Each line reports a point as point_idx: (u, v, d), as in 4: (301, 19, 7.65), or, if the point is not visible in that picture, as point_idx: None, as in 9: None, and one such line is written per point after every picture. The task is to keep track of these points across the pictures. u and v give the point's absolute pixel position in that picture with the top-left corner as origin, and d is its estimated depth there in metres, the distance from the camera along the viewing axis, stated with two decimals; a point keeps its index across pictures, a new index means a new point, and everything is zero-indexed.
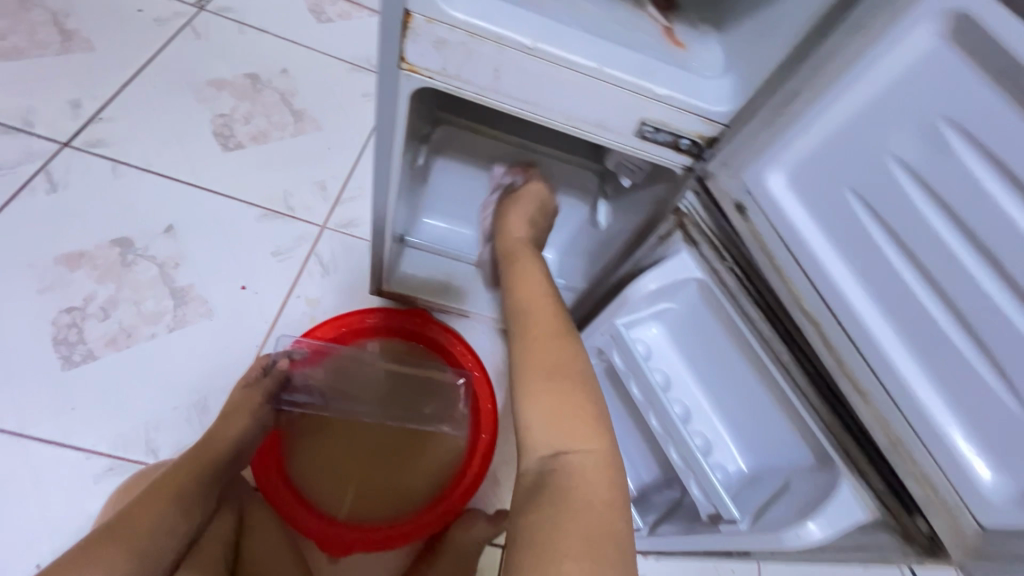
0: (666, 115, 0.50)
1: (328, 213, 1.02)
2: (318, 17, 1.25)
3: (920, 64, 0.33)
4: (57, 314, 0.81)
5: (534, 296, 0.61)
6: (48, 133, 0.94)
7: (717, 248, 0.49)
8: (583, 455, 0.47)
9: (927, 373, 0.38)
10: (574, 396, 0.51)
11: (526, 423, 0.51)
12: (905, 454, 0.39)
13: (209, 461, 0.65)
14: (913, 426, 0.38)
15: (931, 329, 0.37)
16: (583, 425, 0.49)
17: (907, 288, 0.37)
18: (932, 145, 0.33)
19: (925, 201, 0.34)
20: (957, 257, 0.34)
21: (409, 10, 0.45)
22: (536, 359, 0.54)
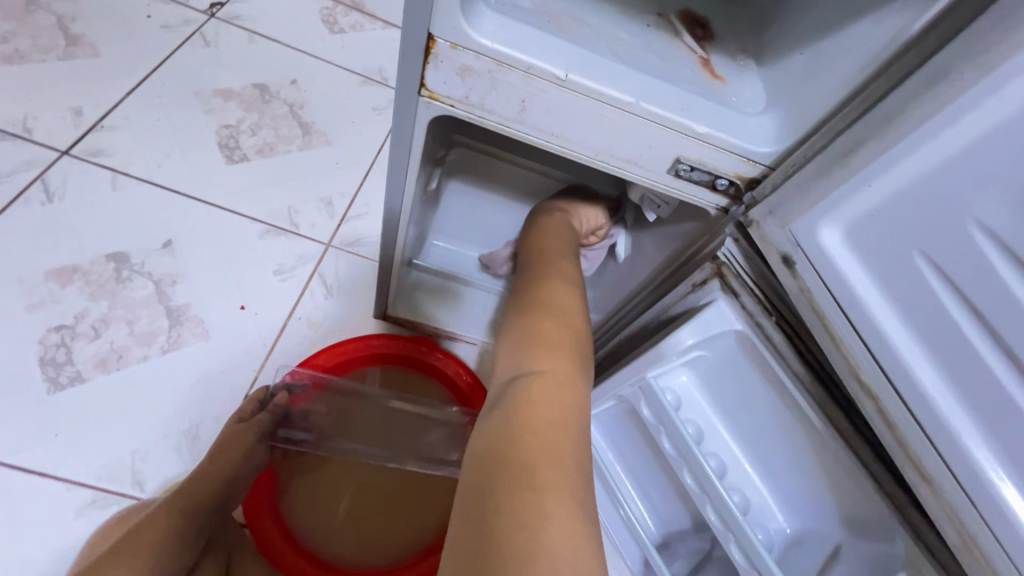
0: (704, 154, 0.46)
1: (334, 231, 0.98)
2: (329, 27, 1.22)
3: (1015, 122, 0.29)
4: (46, 332, 0.77)
5: (550, 258, 0.63)
6: (47, 141, 0.91)
7: (763, 301, 0.46)
8: (546, 380, 0.47)
9: (1004, 463, 0.35)
10: (559, 330, 0.52)
11: (505, 353, 0.53)
12: (978, 552, 0.36)
13: (164, 533, 0.60)
14: (985, 521, 0.36)
15: (1011, 415, 0.33)
16: (555, 358, 0.49)
17: (985, 368, 0.34)
18: (1023, 214, 0.30)
19: (1013, 275, 0.31)
20: None
21: (433, 35, 0.41)
22: (533, 298, 0.57)
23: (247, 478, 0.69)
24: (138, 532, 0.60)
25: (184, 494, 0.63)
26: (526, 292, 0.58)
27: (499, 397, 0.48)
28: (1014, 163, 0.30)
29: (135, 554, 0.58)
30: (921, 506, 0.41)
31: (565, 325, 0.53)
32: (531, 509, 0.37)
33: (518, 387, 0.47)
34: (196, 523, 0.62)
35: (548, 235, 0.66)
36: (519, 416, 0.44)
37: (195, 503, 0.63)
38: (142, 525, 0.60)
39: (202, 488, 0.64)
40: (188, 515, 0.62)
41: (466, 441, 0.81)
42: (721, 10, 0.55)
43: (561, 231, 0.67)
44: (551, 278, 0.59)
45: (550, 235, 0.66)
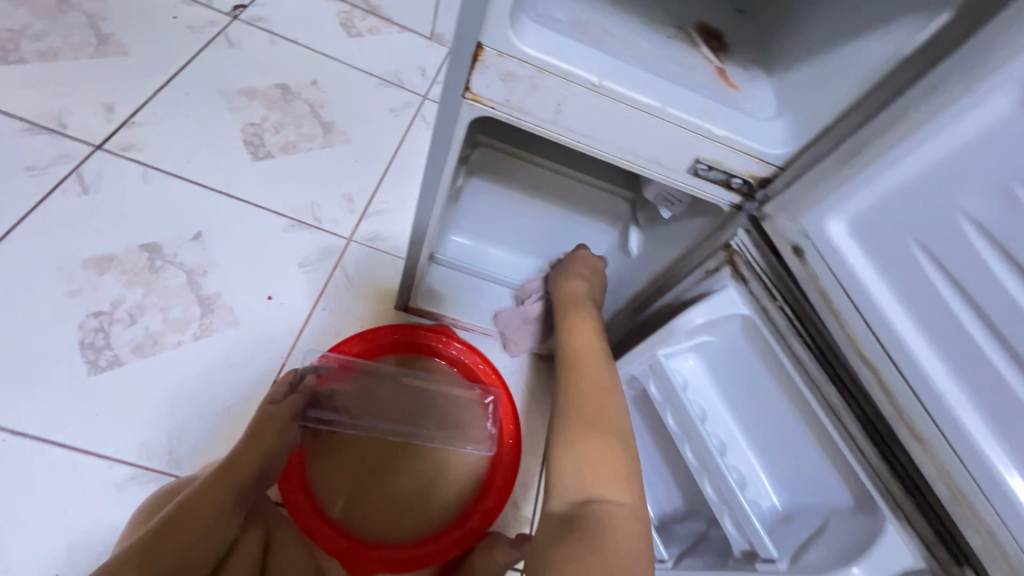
0: (721, 155, 0.50)
1: (355, 226, 1.02)
2: (348, 31, 1.27)
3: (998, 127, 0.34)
4: (85, 318, 0.81)
5: (585, 356, 0.65)
6: (82, 135, 0.95)
7: (768, 287, 0.50)
8: (617, 509, 0.49)
9: (989, 425, 0.39)
10: (610, 449, 0.54)
11: (557, 468, 0.53)
12: (967, 505, 0.40)
13: (218, 499, 0.64)
14: (973, 476, 0.40)
15: (993, 380, 0.38)
16: (619, 483, 0.51)
17: (972, 339, 0.38)
18: (1004, 206, 0.35)
19: (996, 259, 0.36)
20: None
21: (481, 44, 0.46)
22: (578, 410, 0.58)
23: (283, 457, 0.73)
24: (196, 496, 0.63)
25: (230, 468, 0.67)
26: (569, 399, 0.59)
27: (565, 519, 0.49)
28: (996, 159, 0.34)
29: (195, 517, 0.61)
30: (903, 476, 0.43)
31: (614, 440, 0.55)
32: None
33: (590, 515, 0.49)
34: (243, 492, 0.66)
35: (580, 332, 0.68)
36: (599, 556, 0.45)
37: (241, 474, 0.67)
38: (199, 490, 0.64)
39: (245, 464, 0.68)
40: (237, 484, 0.66)
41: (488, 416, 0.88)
42: (734, 25, 0.60)
43: (591, 327, 0.69)
44: (592, 382, 0.61)
45: (582, 332, 0.68)
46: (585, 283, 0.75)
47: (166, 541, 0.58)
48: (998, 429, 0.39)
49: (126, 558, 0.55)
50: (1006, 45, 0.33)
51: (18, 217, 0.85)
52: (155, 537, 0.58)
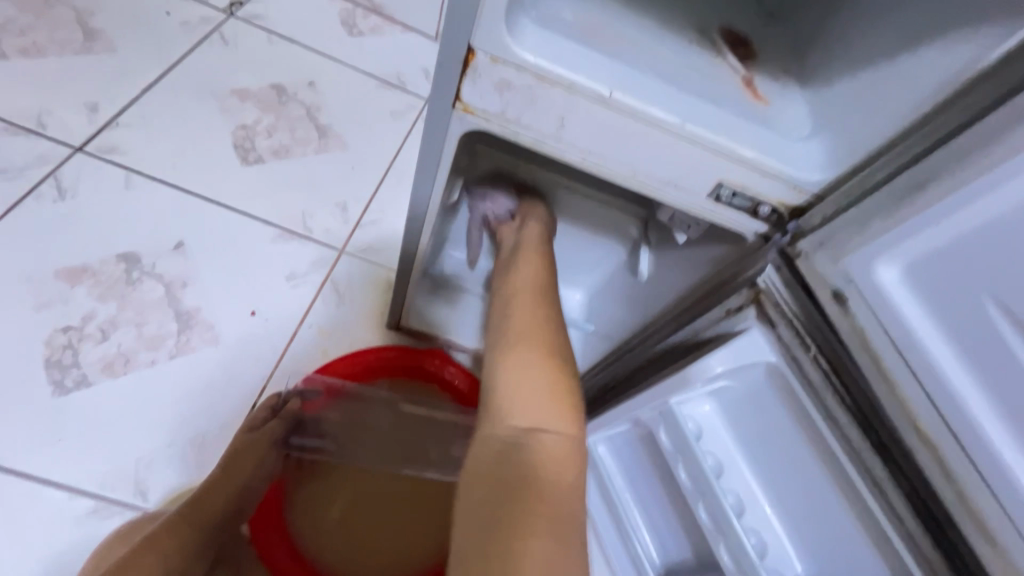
0: (749, 179, 0.44)
1: (348, 237, 0.96)
2: (349, 30, 1.21)
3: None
4: (53, 333, 0.76)
5: (533, 294, 0.61)
6: (61, 137, 0.90)
7: (800, 335, 0.42)
8: (553, 442, 0.45)
9: None
10: (550, 384, 0.51)
11: (497, 403, 0.50)
12: None
13: (177, 549, 0.59)
14: None
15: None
16: (560, 417, 0.48)
17: None
18: None
19: None
20: None
21: (472, 48, 0.40)
22: (519, 346, 0.54)
23: (257, 491, 0.67)
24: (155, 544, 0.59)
25: (197, 508, 0.62)
26: (511, 336, 0.56)
27: (496, 454, 0.46)
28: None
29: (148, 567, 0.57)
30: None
31: (555, 376, 0.51)
32: (558, 561, 0.38)
33: (521, 447, 0.45)
34: (205, 541, 0.62)
35: (525, 270, 0.63)
36: (526, 490, 0.41)
37: (207, 517, 0.62)
38: (159, 538, 0.59)
39: (214, 501, 0.63)
40: (201, 530, 0.61)
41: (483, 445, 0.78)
42: (764, 30, 0.54)
43: (535, 263, 0.64)
44: (539, 323, 0.57)
45: (529, 270, 0.64)
46: (530, 215, 0.70)
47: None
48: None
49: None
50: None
51: None
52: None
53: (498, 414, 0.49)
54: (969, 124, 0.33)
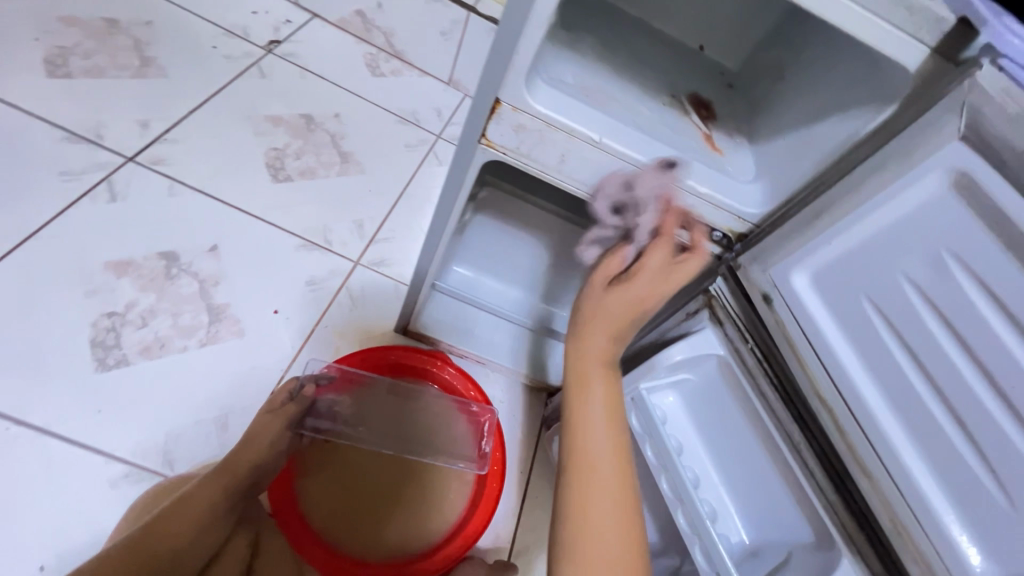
0: (705, 210, 0.57)
1: (363, 251, 1.08)
2: (372, 71, 1.36)
3: (929, 205, 0.40)
4: (98, 317, 0.85)
5: (600, 388, 0.57)
6: (116, 147, 1.01)
7: (742, 331, 0.55)
8: (616, 565, 0.49)
9: (926, 463, 0.44)
10: (609, 505, 0.52)
11: (563, 503, 0.52)
12: (906, 535, 0.43)
13: (208, 507, 0.64)
14: (912, 509, 0.43)
15: (930, 424, 0.43)
16: (620, 537, 0.51)
17: (909, 383, 0.44)
18: (936, 269, 0.41)
19: (930, 314, 0.42)
20: (953, 362, 0.41)
21: (498, 99, 0.52)
22: (579, 477, 0.53)
23: (274, 464, 0.74)
24: (190, 499, 0.64)
25: (227, 472, 0.68)
26: (575, 468, 0.53)
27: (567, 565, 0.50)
28: (933, 234, 0.40)
29: (180, 520, 0.62)
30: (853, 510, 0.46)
31: (613, 494, 0.52)
32: None
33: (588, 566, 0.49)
34: (234, 497, 0.67)
35: (594, 362, 0.57)
36: None
37: (235, 479, 0.68)
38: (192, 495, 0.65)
39: (241, 466, 0.69)
40: (229, 489, 0.67)
41: (479, 433, 0.90)
42: (722, 98, 0.69)
43: (608, 346, 0.58)
44: (605, 429, 0.55)
45: (597, 376, 0.57)
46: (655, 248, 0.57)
47: (140, 554, 0.58)
48: (934, 467, 0.43)
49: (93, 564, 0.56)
50: (930, 139, 0.39)
51: (47, 218, 0.90)
52: (131, 544, 0.58)
53: (558, 522, 0.52)
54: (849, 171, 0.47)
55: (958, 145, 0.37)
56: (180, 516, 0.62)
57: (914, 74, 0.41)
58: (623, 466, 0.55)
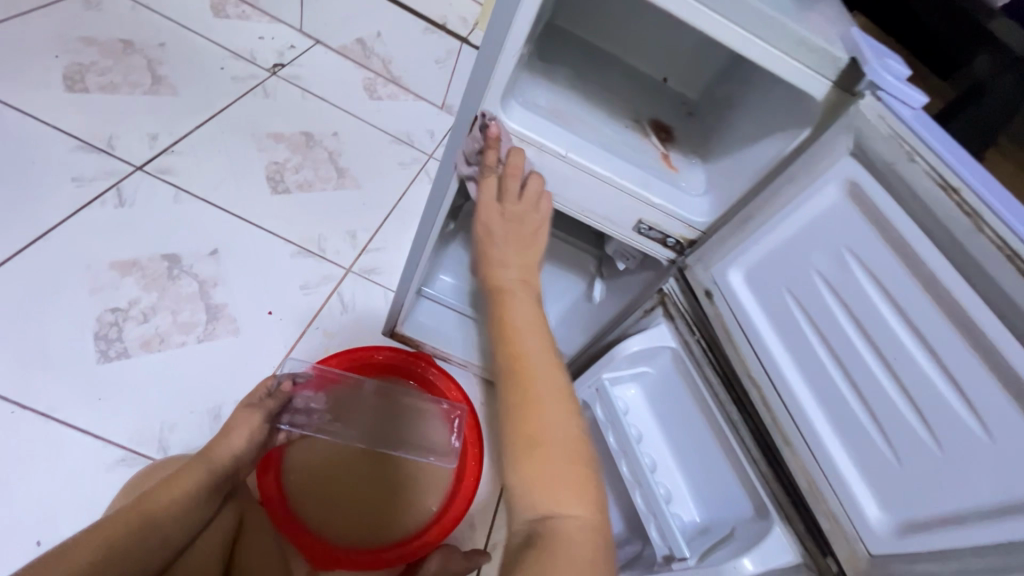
0: (659, 218, 0.64)
1: (355, 259, 1.15)
2: (370, 95, 1.46)
3: (830, 208, 0.49)
4: (102, 312, 0.90)
5: (533, 329, 0.52)
6: (126, 157, 1.08)
7: (690, 325, 0.62)
8: (570, 522, 0.42)
9: (836, 432, 0.50)
10: (557, 416, 0.46)
11: (512, 476, 0.45)
12: (820, 495, 0.50)
13: (197, 483, 0.64)
14: (824, 472, 0.50)
15: (837, 398, 0.50)
16: (573, 483, 0.44)
17: (820, 362, 0.51)
18: (838, 262, 0.48)
19: (835, 300, 0.49)
20: (853, 341, 0.48)
21: (477, 117, 0.60)
22: (524, 390, 0.47)
23: (252, 456, 0.74)
24: (174, 479, 0.63)
25: (210, 458, 0.68)
26: (513, 376, 0.49)
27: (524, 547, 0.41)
28: (832, 232, 0.48)
29: (171, 493, 0.61)
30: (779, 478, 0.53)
31: (557, 406, 0.47)
32: None
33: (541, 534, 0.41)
34: (219, 481, 0.67)
35: (522, 301, 0.55)
36: None
37: (221, 463, 0.68)
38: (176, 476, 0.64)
39: (224, 453, 0.69)
40: (215, 472, 0.67)
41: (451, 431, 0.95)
42: (680, 122, 0.77)
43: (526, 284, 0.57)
44: (542, 377, 0.49)
45: (525, 313, 0.54)
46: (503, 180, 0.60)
47: (136, 515, 0.56)
48: (842, 435, 0.50)
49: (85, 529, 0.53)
50: (829, 155, 0.48)
51: (58, 220, 0.96)
52: (122, 512, 0.57)
53: (511, 463, 0.45)
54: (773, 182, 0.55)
55: (849, 159, 0.46)
56: (169, 490, 0.61)
57: (822, 103, 0.49)
58: (563, 385, 0.49)
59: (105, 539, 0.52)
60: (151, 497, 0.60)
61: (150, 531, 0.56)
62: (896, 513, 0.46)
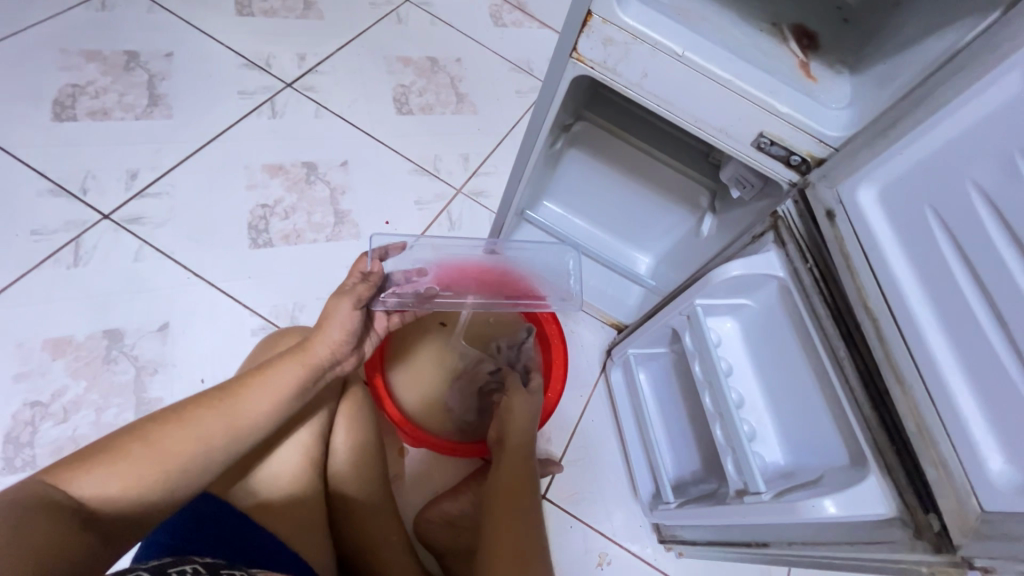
0: (784, 131, 0.57)
1: (466, 181, 1.19)
2: (495, 21, 1.45)
3: (1006, 106, 0.40)
4: (254, 207, 1.05)
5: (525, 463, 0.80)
6: (279, 75, 1.21)
7: (803, 251, 0.56)
8: None
9: (966, 374, 0.44)
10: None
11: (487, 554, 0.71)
12: (929, 440, 0.45)
13: (288, 385, 0.64)
14: (940, 416, 0.45)
15: (976, 336, 0.44)
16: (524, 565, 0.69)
17: (959, 293, 0.45)
18: (1007, 176, 0.41)
19: (990, 220, 0.42)
20: (1007, 270, 0.41)
21: (591, 12, 0.58)
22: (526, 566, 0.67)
23: (351, 348, 0.72)
24: (268, 375, 0.64)
25: (305, 359, 0.67)
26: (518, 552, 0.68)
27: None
28: (1003, 133, 0.41)
29: (261, 393, 0.63)
30: (886, 423, 0.47)
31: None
32: None
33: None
34: (313, 380, 0.67)
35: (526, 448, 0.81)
36: None
37: (316, 364, 0.67)
38: (271, 372, 0.65)
39: (319, 353, 0.68)
40: (310, 374, 0.66)
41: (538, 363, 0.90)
42: (829, 28, 0.66)
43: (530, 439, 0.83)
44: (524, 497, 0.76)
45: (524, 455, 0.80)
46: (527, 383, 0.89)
47: (227, 415, 0.60)
48: (973, 378, 0.44)
49: (182, 413, 0.58)
50: (1020, 34, 0.39)
51: (225, 127, 1.12)
52: (215, 406, 0.60)
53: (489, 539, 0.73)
54: (934, 74, 0.46)
55: None
56: (261, 389, 0.63)
57: None
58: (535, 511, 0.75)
59: (196, 437, 0.57)
60: (243, 393, 0.62)
61: (237, 431, 0.59)
62: None
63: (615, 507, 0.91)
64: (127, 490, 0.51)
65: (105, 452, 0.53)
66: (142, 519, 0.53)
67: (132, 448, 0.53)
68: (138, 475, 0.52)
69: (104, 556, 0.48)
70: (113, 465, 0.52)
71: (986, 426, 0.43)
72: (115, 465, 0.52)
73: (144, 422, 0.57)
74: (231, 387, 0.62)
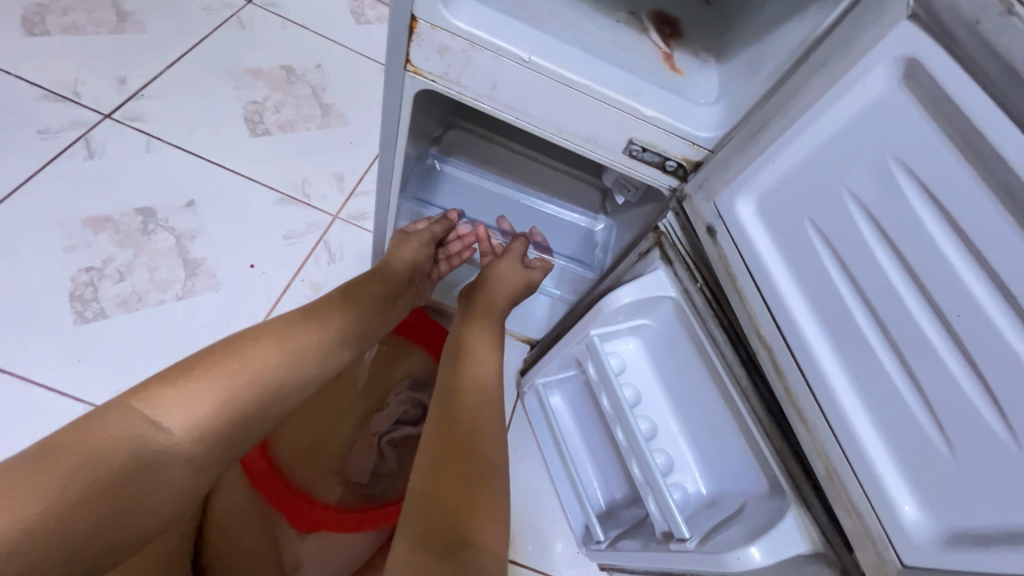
0: (654, 136, 0.51)
1: (342, 204, 1.06)
2: (357, 18, 1.31)
3: (874, 105, 0.36)
4: (76, 272, 0.87)
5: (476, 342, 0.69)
6: (92, 105, 1.01)
7: (691, 268, 0.52)
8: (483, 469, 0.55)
9: (865, 406, 0.41)
10: (494, 511, 0.52)
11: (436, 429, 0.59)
12: (838, 484, 0.41)
13: (370, 300, 0.66)
14: (845, 454, 0.41)
15: (872, 363, 0.40)
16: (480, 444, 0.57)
17: (848, 314, 0.41)
18: (882, 185, 0.37)
19: (871, 232, 0.38)
20: (893, 287, 0.37)
21: (415, 16, 0.48)
22: (474, 442, 0.57)
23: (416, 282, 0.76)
24: (346, 296, 0.65)
25: (320, 326, 0.59)
26: (466, 448, 0.56)
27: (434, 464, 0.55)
28: (871, 138, 0.37)
29: (343, 310, 0.63)
30: (800, 458, 0.45)
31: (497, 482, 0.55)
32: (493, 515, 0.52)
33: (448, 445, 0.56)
34: (388, 300, 0.69)
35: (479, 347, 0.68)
36: (448, 474, 0.53)
37: (393, 283, 0.71)
38: (350, 292, 0.66)
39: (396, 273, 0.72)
40: (387, 293, 0.69)
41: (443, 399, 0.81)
42: (692, 11, 0.60)
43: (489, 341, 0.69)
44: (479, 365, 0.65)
45: (477, 346, 0.68)
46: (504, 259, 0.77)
47: (314, 332, 0.58)
48: (871, 408, 0.40)
49: (265, 330, 0.56)
50: (879, 22, 0.35)
51: (25, 178, 0.91)
52: (304, 320, 0.58)
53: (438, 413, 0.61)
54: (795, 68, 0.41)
55: (907, 27, 0.33)
56: (343, 306, 0.63)
57: None
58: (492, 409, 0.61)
59: (290, 344, 0.55)
60: (329, 309, 0.62)
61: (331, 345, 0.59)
62: (939, 512, 0.37)
63: (550, 542, 0.84)
64: (220, 400, 0.48)
65: (193, 366, 0.50)
66: (246, 426, 0.50)
67: (223, 360, 0.51)
68: (234, 384, 0.50)
69: (189, 463, 0.46)
70: (204, 378, 0.49)
71: (891, 457, 0.40)
72: (201, 383, 0.48)
73: (133, 392, 0.47)
74: (201, 369, 0.49)
